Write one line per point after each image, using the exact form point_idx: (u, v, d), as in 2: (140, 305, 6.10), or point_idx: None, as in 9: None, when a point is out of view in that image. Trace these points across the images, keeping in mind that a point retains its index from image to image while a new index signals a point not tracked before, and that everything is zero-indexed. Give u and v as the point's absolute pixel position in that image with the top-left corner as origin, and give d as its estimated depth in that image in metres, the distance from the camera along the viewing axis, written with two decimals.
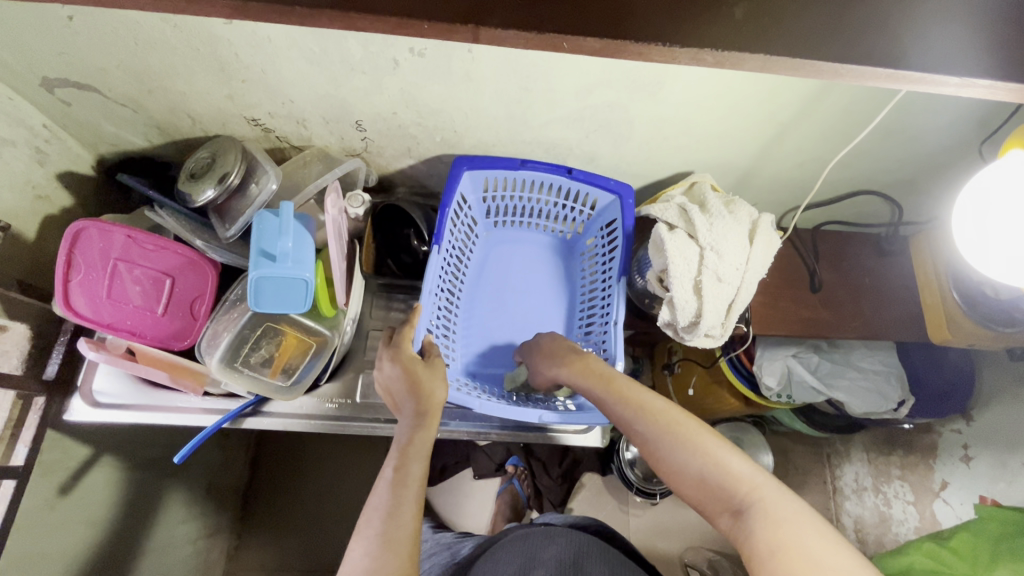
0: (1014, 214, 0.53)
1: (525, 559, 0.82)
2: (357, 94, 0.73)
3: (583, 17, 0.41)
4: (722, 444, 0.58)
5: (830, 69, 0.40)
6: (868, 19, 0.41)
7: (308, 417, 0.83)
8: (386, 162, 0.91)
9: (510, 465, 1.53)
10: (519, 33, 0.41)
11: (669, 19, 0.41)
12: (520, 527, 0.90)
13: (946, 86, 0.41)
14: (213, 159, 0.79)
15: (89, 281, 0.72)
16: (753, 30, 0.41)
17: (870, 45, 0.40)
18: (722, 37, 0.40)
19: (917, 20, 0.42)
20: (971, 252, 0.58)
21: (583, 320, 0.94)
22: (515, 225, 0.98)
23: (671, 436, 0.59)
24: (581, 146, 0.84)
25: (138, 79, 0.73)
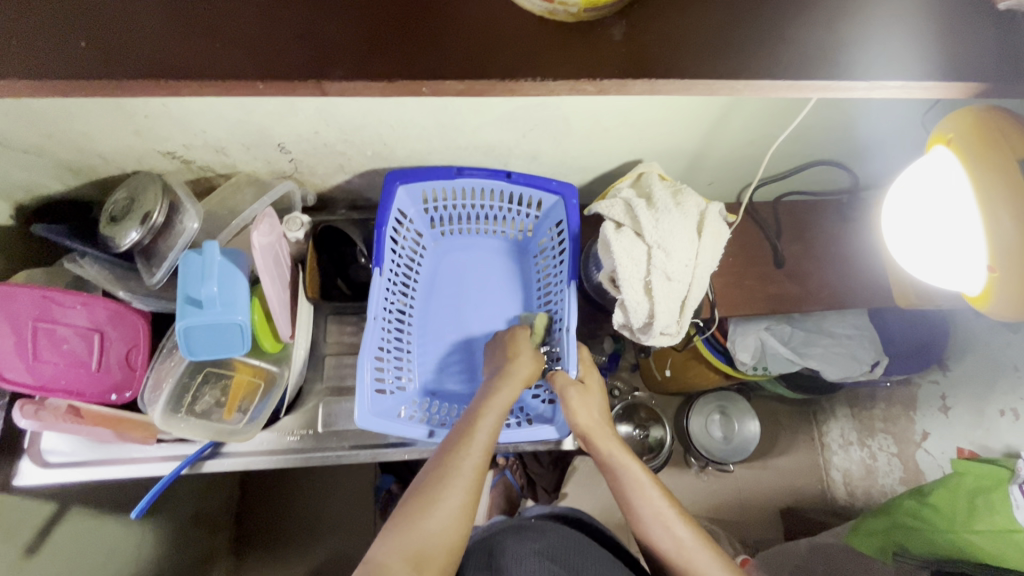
0: (924, 216, 0.54)
1: (518, 553, 0.80)
2: (271, 117, 0.69)
3: (462, 60, 0.43)
4: (693, 534, 0.72)
5: (728, 85, 0.43)
6: (706, 45, 0.44)
7: (269, 453, 0.81)
8: (321, 180, 0.86)
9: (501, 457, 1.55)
10: (374, 82, 0.43)
11: (516, 63, 0.44)
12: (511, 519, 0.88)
13: (857, 90, 0.45)
14: (132, 200, 0.75)
15: (13, 346, 0.68)
16: (593, 63, 0.44)
17: (758, 60, 0.43)
18: (562, 70, 0.44)
19: (771, 30, 0.44)
20: (896, 245, 0.59)
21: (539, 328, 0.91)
22: (464, 233, 0.95)
23: (657, 521, 0.73)
24: (521, 146, 0.80)
25: (33, 125, 0.67)
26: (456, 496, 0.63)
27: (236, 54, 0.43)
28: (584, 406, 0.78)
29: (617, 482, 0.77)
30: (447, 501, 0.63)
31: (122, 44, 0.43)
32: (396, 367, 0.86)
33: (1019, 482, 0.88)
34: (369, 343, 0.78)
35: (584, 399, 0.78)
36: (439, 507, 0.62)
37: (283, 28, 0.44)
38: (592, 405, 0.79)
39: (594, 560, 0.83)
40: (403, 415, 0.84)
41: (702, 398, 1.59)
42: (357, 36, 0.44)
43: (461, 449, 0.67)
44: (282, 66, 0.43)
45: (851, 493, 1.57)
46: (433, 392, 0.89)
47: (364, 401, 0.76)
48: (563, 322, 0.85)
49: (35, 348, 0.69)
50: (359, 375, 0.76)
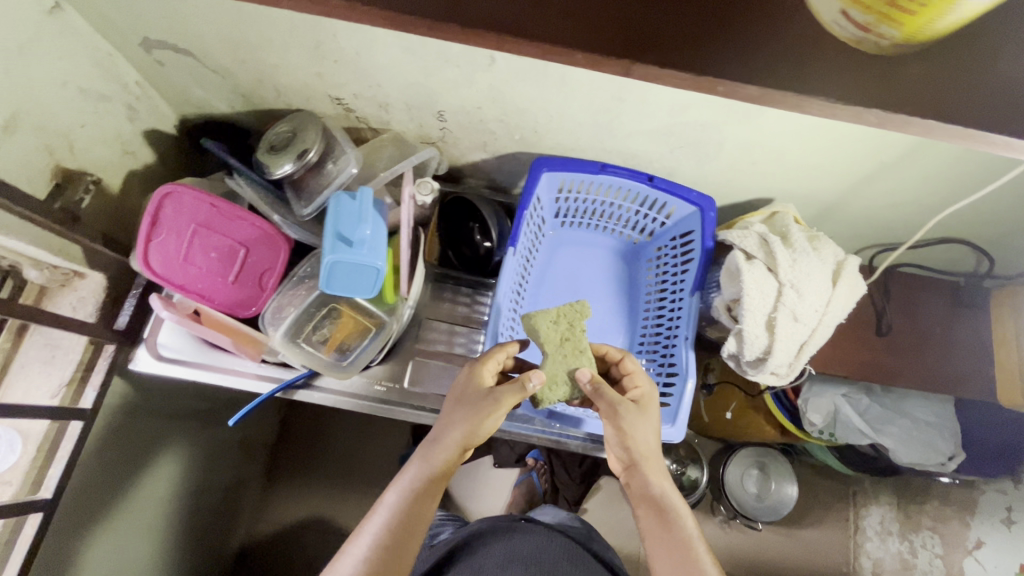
0: None
1: (502, 553, 0.83)
2: (445, 85, 0.72)
3: None
4: None
5: None
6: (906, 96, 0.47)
7: (355, 396, 0.85)
8: (459, 153, 0.89)
9: (531, 459, 1.56)
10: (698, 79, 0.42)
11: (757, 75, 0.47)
12: (501, 516, 0.91)
13: None
14: (294, 134, 0.81)
15: (169, 242, 0.73)
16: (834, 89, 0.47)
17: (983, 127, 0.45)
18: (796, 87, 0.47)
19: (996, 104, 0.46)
20: None
21: (646, 333, 0.93)
22: (584, 228, 0.98)
23: None
24: (663, 160, 0.81)
25: (235, 49, 0.73)
26: (395, 529, 0.62)
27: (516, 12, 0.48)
28: (638, 429, 0.68)
29: (664, 530, 0.65)
30: (388, 534, 0.62)
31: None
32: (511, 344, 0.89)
33: None
34: (498, 315, 0.81)
35: (631, 421, 0.69)
36: (380, 537, 0.62)
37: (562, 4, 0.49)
38: (640, 429, 0.69)
39: (578, 566, 0.83)
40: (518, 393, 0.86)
41: (738, 454, 1.51)
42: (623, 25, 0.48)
43: (412, 483, 0.65)
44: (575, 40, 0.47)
45: None
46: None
47: None
48: (678, 331, 0.84)
49: (186, 250, 0.74)
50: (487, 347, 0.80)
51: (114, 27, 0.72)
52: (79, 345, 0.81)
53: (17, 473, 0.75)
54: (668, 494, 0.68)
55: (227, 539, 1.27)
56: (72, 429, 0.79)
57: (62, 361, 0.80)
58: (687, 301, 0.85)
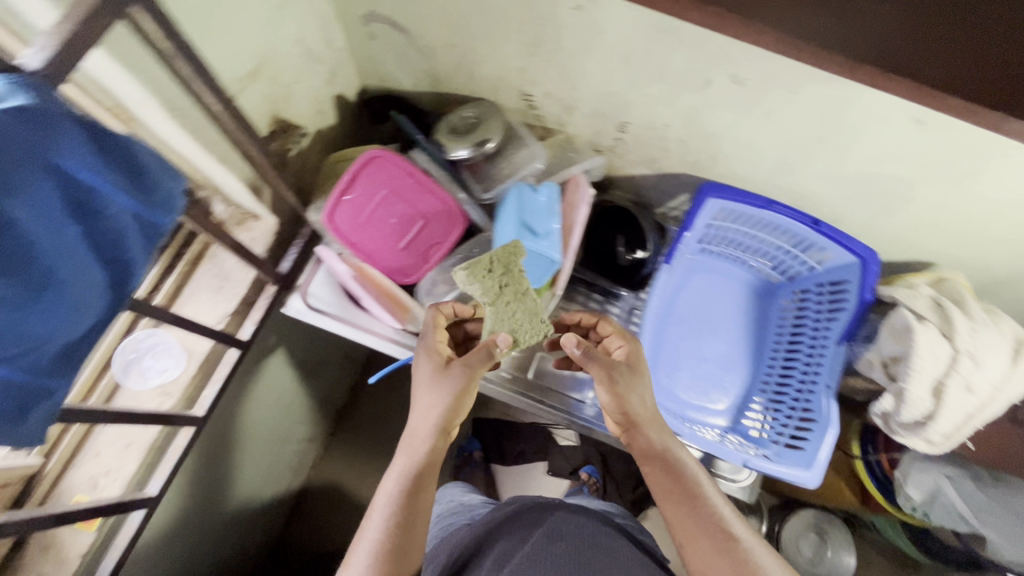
0: None
1: (542, 514, 0.77)
2: (646, 98, 0.75)
3: None
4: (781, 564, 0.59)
5: None
6: None
7: (483, 379, 0.89)
8: (622, 164, 0.91)
9: (585, 472, 1.43)
10: None
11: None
12: (547, 497, 0.83)
13: None
14: (477, 121, 0.85)
15: (356, 202, 0.78)
16: None
17: None
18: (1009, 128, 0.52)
19: None
20: None
21: (773, 372, 0.92)
22: (722, 257, 0.98)
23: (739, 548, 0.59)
24: (834, 205, 0.81)
25: (452, 35, 0.78)
26: (402, 516, 0.57)
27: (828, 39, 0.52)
28: (634, 393, 0.69)
29: (682, 486, 0.64)
30: (394, 523, 0.57)
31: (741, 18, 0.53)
32: None
33: None
34: None
35: (626, 384, 0.68)
36: (385, 530, 0.56)
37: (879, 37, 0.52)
38: (637, 390, 0.69)
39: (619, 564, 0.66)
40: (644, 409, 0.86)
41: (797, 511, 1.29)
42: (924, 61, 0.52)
43: (403, 464, 0.61)
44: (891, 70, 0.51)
45: None
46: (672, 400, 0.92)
47: None
48: (817, 376, 0.83)
49: (369, 212, 0.79)
50: None
51: None
52: (246, 280, 0.87)
53: (178, 386, 0.81)
54: (674, 448, 0.68)
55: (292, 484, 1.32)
56: (228, 356, 0.85)
57: (230, 292, 0.86)
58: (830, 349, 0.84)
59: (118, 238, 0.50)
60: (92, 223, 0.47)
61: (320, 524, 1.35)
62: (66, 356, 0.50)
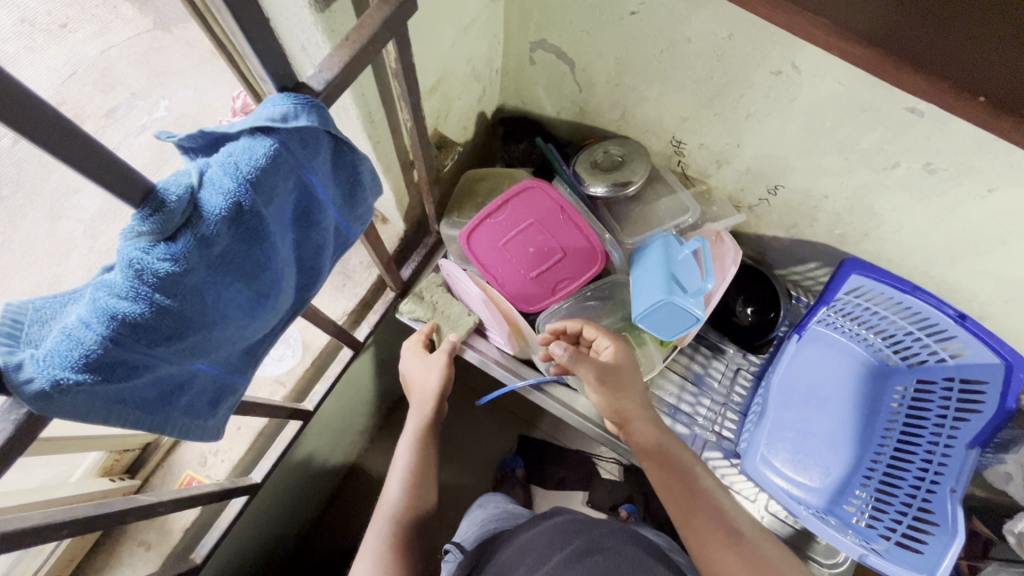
0: None
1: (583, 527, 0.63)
2: (814, 168, 0.73)
3: None
4: (747, 519, 0.64)
5: None
6: None
7: (581, 417, 0.86)
8: (755, 223, 0.89)
9: (623, 510, 1.30)
10: None
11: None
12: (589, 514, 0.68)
13: None
14: (621, 159, 0.84)
15: (500, 225, 0.79)
16: None
17: None
18: None
19: None
20: None
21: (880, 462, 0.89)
22: (838, 330, 0.95)
23: (709, 507, 0.64)
24: (986, 303, 0.78)
25: (621, 75, 0.77)
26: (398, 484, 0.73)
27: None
28: (626, 391, 0.70)
29: (666, 470, 0.68)
30: (393, 493, 0.72)
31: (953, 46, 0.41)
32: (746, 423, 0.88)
33: None
34: None
35: (621, 384, 0.70)
36: (387, 495, 0.72)
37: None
38: (634, 390, 0.71)
39: None
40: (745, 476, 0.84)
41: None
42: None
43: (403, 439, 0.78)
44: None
45: None
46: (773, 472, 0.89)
47: None
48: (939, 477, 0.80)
49: (511, 236, 0.79)
50: None
51: (525, 23, 0.78)
52: (367, 281, 0.88)
53: (292, 377, 0.82)
54: (669, 444, 0.70)
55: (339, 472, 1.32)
56: (342, 354, 0.85)
57: (351, 291, 0.87)
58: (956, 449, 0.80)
59: (319, 249, 0.50)
60: (307, 232, 0.47)
61: (360, 518, 1.34)
62: (248, 356, 0.49)
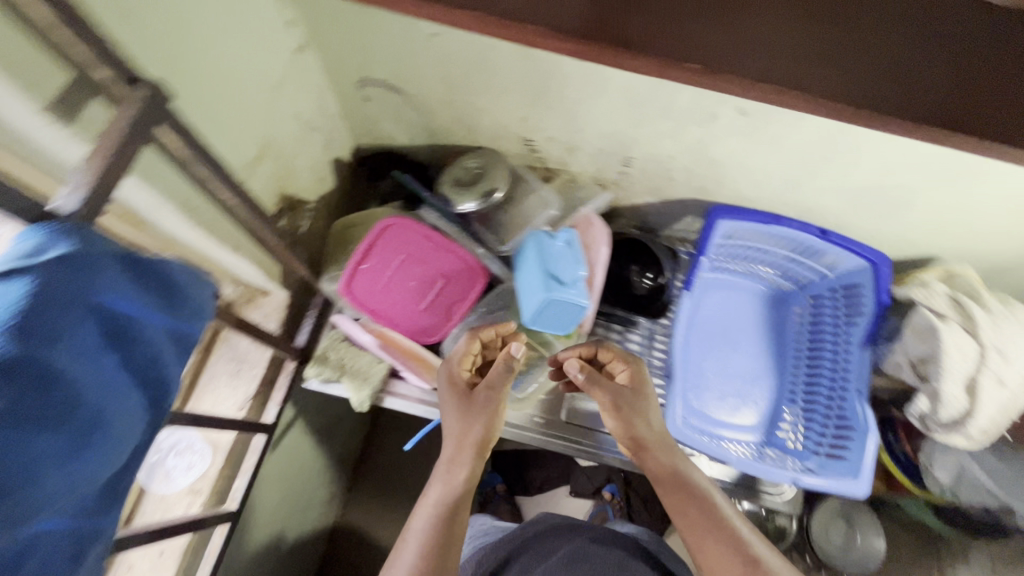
0: None
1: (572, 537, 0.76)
2: (651, 134, 0.76)
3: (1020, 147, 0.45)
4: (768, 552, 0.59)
5: None
6: None
7: (516, 428, 0.89)
8: (626, 195, 0.92)
9: (608, 491, 1.32)
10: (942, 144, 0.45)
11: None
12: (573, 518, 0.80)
13: None
14: (480, 171, 0.86)
15: (375, 268, 0.77)
16: None
17: None
18: None
19: None
20: None
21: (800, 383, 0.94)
22: (733, 272, 0.99)
23: (725, 528, 0.60)
24: (841, 214, 0.83)
25: (452, 92, 0.78)
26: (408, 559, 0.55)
27: (787, 53, 0.47)
28: (637, 414, 0.69)
29: (676, 490, 0.64)
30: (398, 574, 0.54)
31: (684, 40, 0.47)
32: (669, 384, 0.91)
33: None
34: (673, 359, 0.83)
35: (509, 378, 0.67)
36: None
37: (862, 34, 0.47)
38: (648, 412, 0.70)
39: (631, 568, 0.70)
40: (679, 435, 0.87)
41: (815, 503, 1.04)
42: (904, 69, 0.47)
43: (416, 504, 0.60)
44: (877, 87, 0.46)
45: None
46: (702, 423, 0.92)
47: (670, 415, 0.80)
48: (846, 382, 0.85)
49: (389, 276, 0.77)
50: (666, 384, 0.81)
51: (342, 67, 0.76)
52: (263, 360, 0.84)
53: (208, 483, 0.78)
54: (686, 469, 0.66)
55: (311, 552, 1.26)
56: (256, 444, 0.82)
57: (248, 375, 0.84)
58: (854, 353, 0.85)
59: (157, 362, 0.46)
60: (130, 349, 0.43)
61: None
62: (110, 493, 0.46)
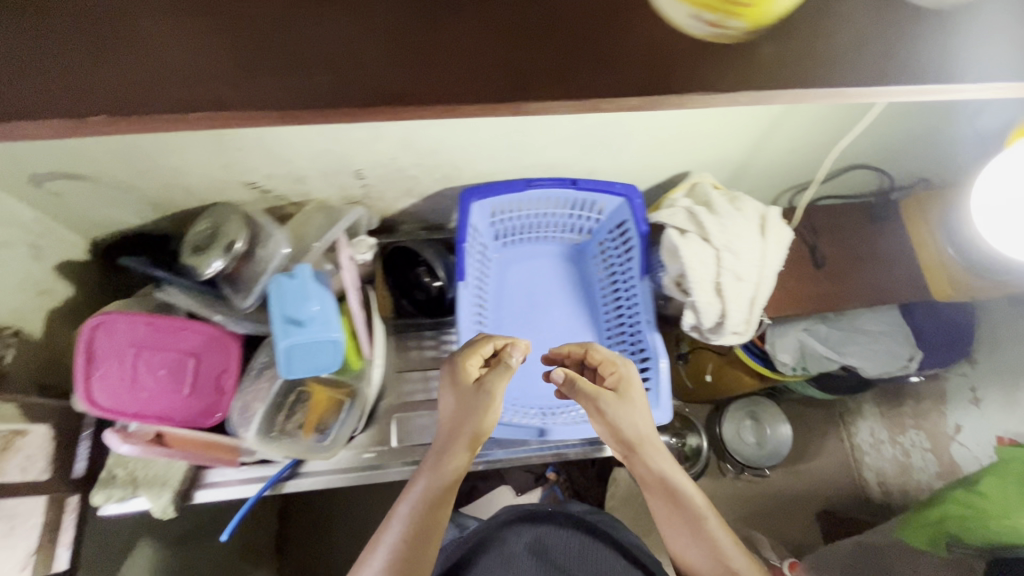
0: None
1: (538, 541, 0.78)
2: (357, 143, 0.73)
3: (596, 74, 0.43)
4: (732, 542, 0.70)
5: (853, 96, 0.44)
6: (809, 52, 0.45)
7: (347, 471, 0.83)
8: (387, 204, 0.89)
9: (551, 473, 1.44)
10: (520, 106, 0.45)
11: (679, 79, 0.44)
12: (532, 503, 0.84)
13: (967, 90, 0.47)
14: (216, 228, 0.79)
15: (112, 371, 0.70)
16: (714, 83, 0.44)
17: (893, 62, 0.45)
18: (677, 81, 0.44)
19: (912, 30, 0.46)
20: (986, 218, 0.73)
21: (612, 328, 0.96)
22: (526, 242, 0.99)
23: (693, 517, 0.71)
24: (583, 161, 0.84)
25: (135, 163, 0.71)
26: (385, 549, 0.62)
27: (372, 55, 0.42)
28: (621, 413, 0.74)
29: (647, 486, 0.74)
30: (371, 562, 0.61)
31: (260, 70, 0.42)
32: None
33: None
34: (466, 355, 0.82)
35: (499, 383, 0.72)
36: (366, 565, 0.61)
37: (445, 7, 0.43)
38: (625, 414, 0.75)
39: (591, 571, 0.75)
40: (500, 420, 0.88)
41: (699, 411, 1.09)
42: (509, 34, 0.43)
43: (397, 503, 0.66)
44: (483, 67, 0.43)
45: (885, 492, 1.53)
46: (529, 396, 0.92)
47: None
48: (638, 316, 0.89)
49: (132, 373, 0.71)
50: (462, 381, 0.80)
51: None
52: None
53: None
54: (672, 476, 0.73)
55: None
56: None
57: None
58: (639, 288, 0.89)
59: None
60: None
61: None
62: None
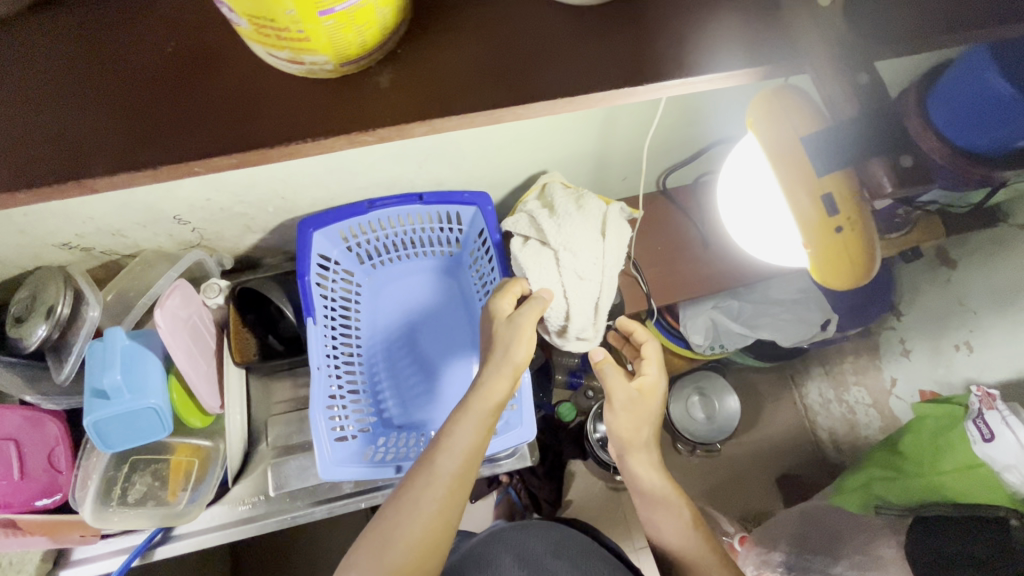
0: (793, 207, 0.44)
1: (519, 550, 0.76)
2: (155, 192, 0.67)
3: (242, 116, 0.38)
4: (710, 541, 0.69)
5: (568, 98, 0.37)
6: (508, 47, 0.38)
7: (222, 527, 0.79)
8: (232, 243, 0.85)
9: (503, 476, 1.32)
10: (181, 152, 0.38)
11: (336, 116, 0.37)
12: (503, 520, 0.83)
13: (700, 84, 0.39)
14: (33, 296, 0.71)
15: None
16: (393, 103, 0.38)
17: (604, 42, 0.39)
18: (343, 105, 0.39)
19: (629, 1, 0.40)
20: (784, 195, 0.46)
21: None
22: (397, 261, 0.92)
23: (677, 517, 0.71)
24: (424, 174, 0.79)
25: None
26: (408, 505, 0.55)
27: (9, 117, 0.37)
28: (637, 405, 0.71)
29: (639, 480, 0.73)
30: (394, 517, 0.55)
31: None
32: (356, 408, 0.85)
33: (973, 418, 0.84)
34: (317, 394, 0.77)
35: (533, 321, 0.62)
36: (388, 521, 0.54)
37: (104, 75, 0.38)
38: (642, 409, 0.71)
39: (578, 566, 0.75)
40: (369, 456, 0.82)
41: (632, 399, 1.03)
42: (160, 89, 0.38)
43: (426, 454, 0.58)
44: (127, 125, 0.37)
45: (839, 451, 1.38)
46: (401, 425, 0.87)
47: (323, 452, 0.74)
48: None
49: None
50: (312, 424, 0.74)
51: None
52: None
53: None
54: (656, 482, 0.72)
55: None
56: None
57: None
58: None
59: None
60: None
61: None
62: None
